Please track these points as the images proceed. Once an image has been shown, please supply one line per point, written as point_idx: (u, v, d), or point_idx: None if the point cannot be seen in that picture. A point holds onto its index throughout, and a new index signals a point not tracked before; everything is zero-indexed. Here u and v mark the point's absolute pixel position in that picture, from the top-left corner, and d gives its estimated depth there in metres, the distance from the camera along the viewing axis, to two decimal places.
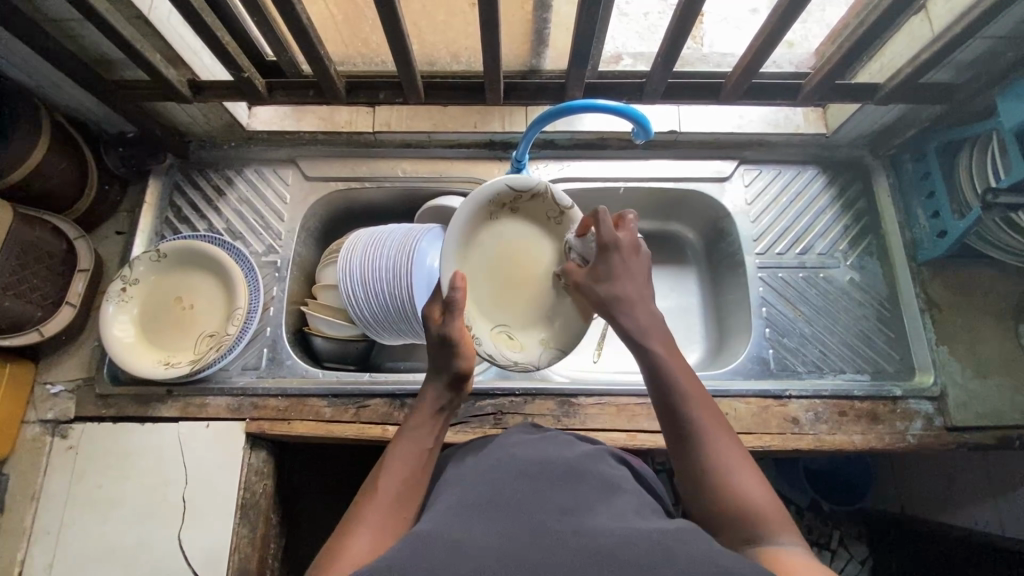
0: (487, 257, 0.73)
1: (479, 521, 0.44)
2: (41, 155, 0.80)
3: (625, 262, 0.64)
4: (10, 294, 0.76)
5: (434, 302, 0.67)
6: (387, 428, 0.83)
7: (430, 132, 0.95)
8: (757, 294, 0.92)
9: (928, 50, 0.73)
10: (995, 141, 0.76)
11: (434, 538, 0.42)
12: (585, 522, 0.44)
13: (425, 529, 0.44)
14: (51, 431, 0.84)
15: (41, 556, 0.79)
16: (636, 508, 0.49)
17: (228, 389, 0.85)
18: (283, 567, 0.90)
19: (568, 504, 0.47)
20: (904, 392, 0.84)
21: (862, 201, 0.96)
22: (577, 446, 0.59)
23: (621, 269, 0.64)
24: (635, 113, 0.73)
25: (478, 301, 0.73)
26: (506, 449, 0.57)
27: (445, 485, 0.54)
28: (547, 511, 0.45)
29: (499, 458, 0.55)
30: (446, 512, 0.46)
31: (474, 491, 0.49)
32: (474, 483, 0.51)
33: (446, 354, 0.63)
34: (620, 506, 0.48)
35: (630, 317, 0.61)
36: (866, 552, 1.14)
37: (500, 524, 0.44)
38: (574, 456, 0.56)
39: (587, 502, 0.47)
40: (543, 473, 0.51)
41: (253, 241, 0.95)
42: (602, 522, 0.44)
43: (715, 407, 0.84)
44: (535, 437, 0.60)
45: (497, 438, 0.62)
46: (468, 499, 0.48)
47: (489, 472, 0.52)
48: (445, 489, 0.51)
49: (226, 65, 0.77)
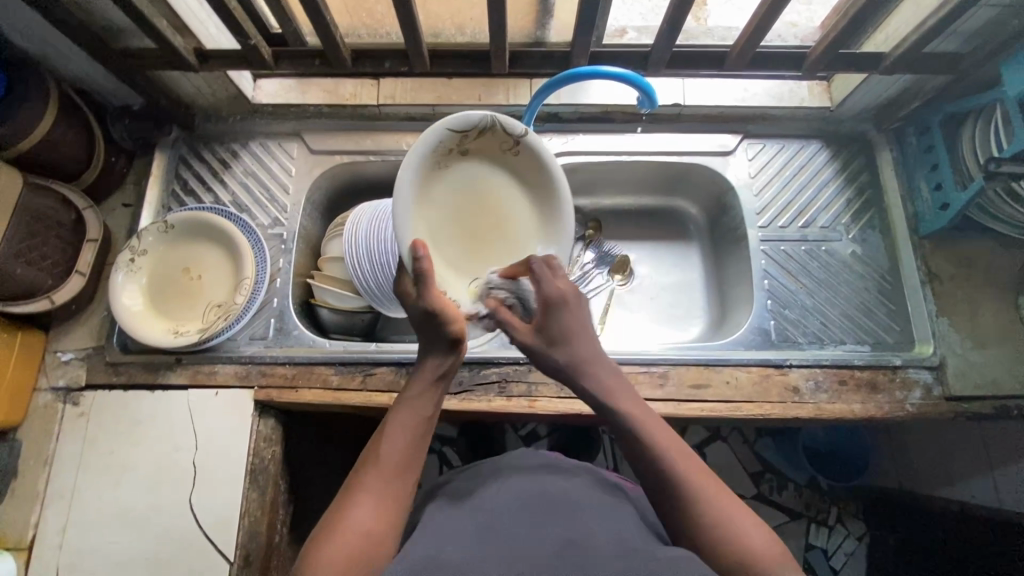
0: (445, 208, 0.69)
1: (486, 557, 0.48)
2: (49, 124, 0.80)
3: (570, 319, 0.63)
4: (21, 261, 0.77)
5: (405, 277, 0.65)
6: (394, 395, 0.84)
7: (435, 105, 0.95)
8: (759, 267, 0.93)
9: (935, 17, 0.73)
10: (998, 112, 0.76)
11: (440, 568, 0.46)
12: (586, 554, 0.48)
13: (430, 558, 0.47)
14: (63, 398, 0.85)
15: (55, 519, 0.80)
16: (632, 533, 0.53)
17: (237, 357, 0.87)
18: (293, 534, 0.92)
19: (570, 536, 0.51)
20: (904, 361, 0.85)
21: (865, 174, 0.96)
22: (577, 478, 0.63)
23: (573, 326, 0.63)
24: (642, 80, 0.73)
25: (445, 259, 0.69)
26: (508, 483, 0.61)
27: (446, 511, 0.58)
28: (550, 544, 0.50)
29: (501, 492, 0.59)
30: (452, 543, 0.50)
31: (477, 526, 0.53)
32: (478, 517, 0.55)
33: (437, 322, 0.61)
34: (619, 535, 0.52)
35: (591, 385, 0.60)
36: (863, 528, 1.19)
37: (504, 558, 0.48)
38: (575, 488, 0.60)
39: (587, 532, 0.51)
40: (545, 506, 0.55)
41: (259, 214, 0.95)
42: (601, 554, 0.48)
43: (717, 376, 0.85)
44: (534, 471, 0.63)
45: (499, 468, 0.65)
46: (474, 533, 0.52)
47: (492, 507, 0.56)
48: (449, 520, 0.55)
49: (233, 32, 0.77)
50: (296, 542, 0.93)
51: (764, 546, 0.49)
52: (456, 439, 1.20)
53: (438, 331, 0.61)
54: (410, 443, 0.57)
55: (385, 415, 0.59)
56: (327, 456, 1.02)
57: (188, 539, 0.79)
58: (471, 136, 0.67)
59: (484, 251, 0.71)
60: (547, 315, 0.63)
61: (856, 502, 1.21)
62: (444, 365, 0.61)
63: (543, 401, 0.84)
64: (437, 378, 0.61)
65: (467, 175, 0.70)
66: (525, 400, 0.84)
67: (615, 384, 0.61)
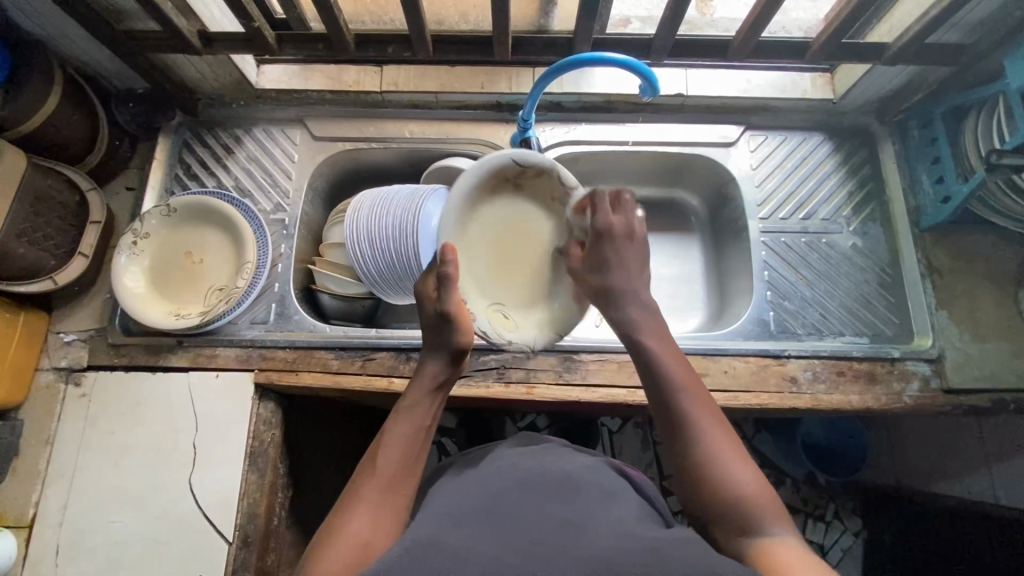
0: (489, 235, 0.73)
1: (486, 535, 0.49)
2: (54, 104, 0.81)
3: (623, 252, 0.70)
4: (24, 241, 0.77)
5: (428, 276, 0.70)
6: (392, 380, 0.85)
7: (438, 92, 0.95)
8: (759, 258, 0.93)
9: (938, 7, 0.73)
10: (1002, 105, 0.76)
11: (440, 549, 0.47)
12: (585, 534, 0.49)
13: (430, 538, 0.48)
14: (65, 379, 0.86)
15: (56, 498, 0.81)
16: (633, 515, 0.54)
17: (237, 341, 0.87)
18: (291, 517, 0.92)
19: (569, 516, 0.52)
20: (903, 353, 0.85)
21: (867, 167, 0.96)
22: (579, 458, 0.64)
23: (623, 258, 0.70)
24: (643, 68, 0.74)
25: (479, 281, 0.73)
26: (509, 460, 0.62)
27: (446, 491, 0.59)
28: (549, 522, 0.51)
29: (503, 466, 0.60)
30: (453, 521, 0.51)
31: (477, 501, 0.54)
32: (480, 492, 0.56)
33: (445, 329, 0.67)
34: (617, 514, 0.53)
35: (631, 310, 0.68)
36: (861, 524, 1.19)
37: (504, 535, 0.49)
38: (576, 466, 0.61)
39: (587, 512, 0.52)
40: (544, 483, 0.56)
41: (262, 199, 0.96)
42: (600, 535, 0.49)
43: (715, 365, 0.85)
44: (535, 450, 0.64)
45: (499, 448, 0.66)
46: (474, 508, 0.53)
47: (492, 481, 0.57)
48: (449, 499, 0.56)
49: (236, 14, 0.77)
50: (294, 525, 0.93)
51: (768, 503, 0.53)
52: (455, 429, 1.20)
53: (449, 335, 0.67)
54: (406, 451, 0.60)
55: (385, 422, 0.63)
56: (326, 442, 1.03)
57: (186, 520, 0.80)
58: (530, 173, 0.72)
59: (516, 292, 0.74)
60: (601, 248, 0.70)
61: (852, 497, 1.21)
62: (448, 373, 0.67)
63: (541, 387, 0.84)
64: (439, 386, 0.67)
65: (517, 211, 0.74)
66: (523, 387, 0.84)
67: (645, 321, 0.67)
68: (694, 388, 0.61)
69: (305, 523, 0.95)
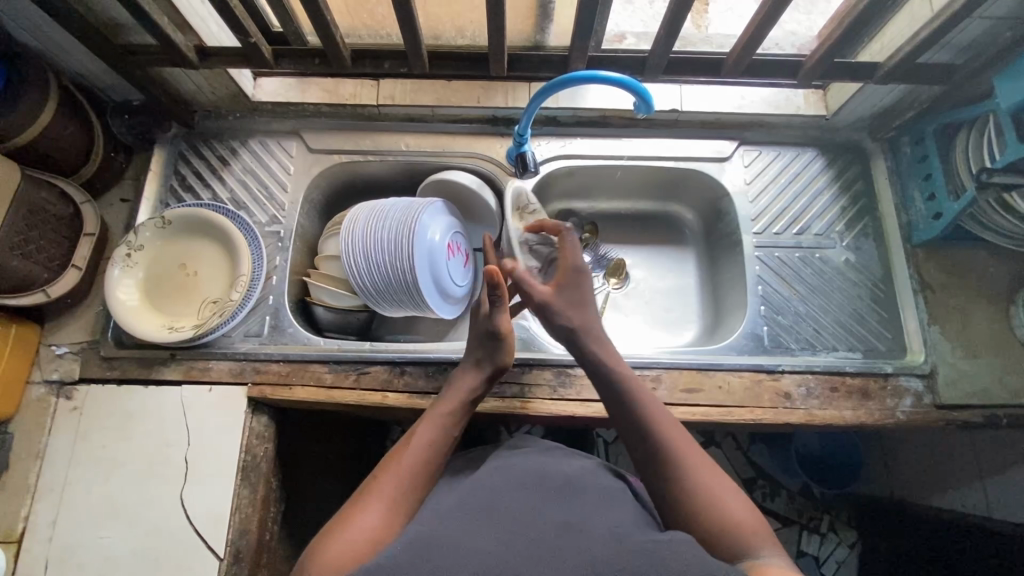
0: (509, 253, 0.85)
1: (482, 534, 0.49)
2: (49, 117, 0.81)
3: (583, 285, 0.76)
4: (18, 254, 0.77)
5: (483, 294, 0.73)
6: (387, 394, 0.85)
7: (434, 107, 0.96)
8: (753, 273, 0.94)
9: (928, 28, 0.73)
10: (992, 123, 0.76)
11: (438, 546, 0.47)
12: (582, 537, 0.49)
13: (426, 534, 0.48)
14: (56, 392, 0.85)
15: (45, 513, 0.80)
16: (631, 520, 0.54)
17: (230, 354, 0.87)
18: (283, 531, 0.92)
19: (567, 518, 0.51)
20: (895, 369, 0.86)
21: (860, 183, 0.97)
22: (575, 460, 0.64)
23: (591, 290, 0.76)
24: (637, 85, 0.75)
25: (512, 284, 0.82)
26: (508, 460, 0.62)
27: (445, 490, 0.59)
28: (547, 523, 0.50)
29: (499, 466, 0.60)
30: (449, 519, 0.51)
31: (476, 497, 0.55)
32: (475, 490, 0.56)
33: (492, 347, 0.71)
34: (616, 518, 0.53)
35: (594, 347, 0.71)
36: (855, 537, 1.18)
37: (501, 535, 0.49)
38: (573, 468, 0.61)
39: (584, 516, 0.52)
40: (542, 485, 0.56)
41: (257, 211, 0.96)
42: (597, 538, 0.49)
43: (709, 380, 0.85)
44: (532, 450, 0.64)
45: (498, 449, 0.66)
46: (470, 505, 0.53)
47: (490, 480, 0.58)
48: (447, 498, 0.56)
49: (233, 29, 0.78)
50: (286, 541, 0.93)
51: (746, 517, 0.55)
52: None
53: (494, 353, 0.71)
54: (431, 455, 0.60)
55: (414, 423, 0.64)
56: (320, 454, 1.02)
57: (177, 534, 0.79)
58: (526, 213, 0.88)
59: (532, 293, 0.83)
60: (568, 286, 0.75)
61: (846, 509, 1.21)
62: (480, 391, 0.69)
63: (536, 402, 0.84)
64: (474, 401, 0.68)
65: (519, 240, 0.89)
66: (519, 402, 0.84)
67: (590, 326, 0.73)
68: (669, 427, 0.63)
69: (297, 537, 0.95)
